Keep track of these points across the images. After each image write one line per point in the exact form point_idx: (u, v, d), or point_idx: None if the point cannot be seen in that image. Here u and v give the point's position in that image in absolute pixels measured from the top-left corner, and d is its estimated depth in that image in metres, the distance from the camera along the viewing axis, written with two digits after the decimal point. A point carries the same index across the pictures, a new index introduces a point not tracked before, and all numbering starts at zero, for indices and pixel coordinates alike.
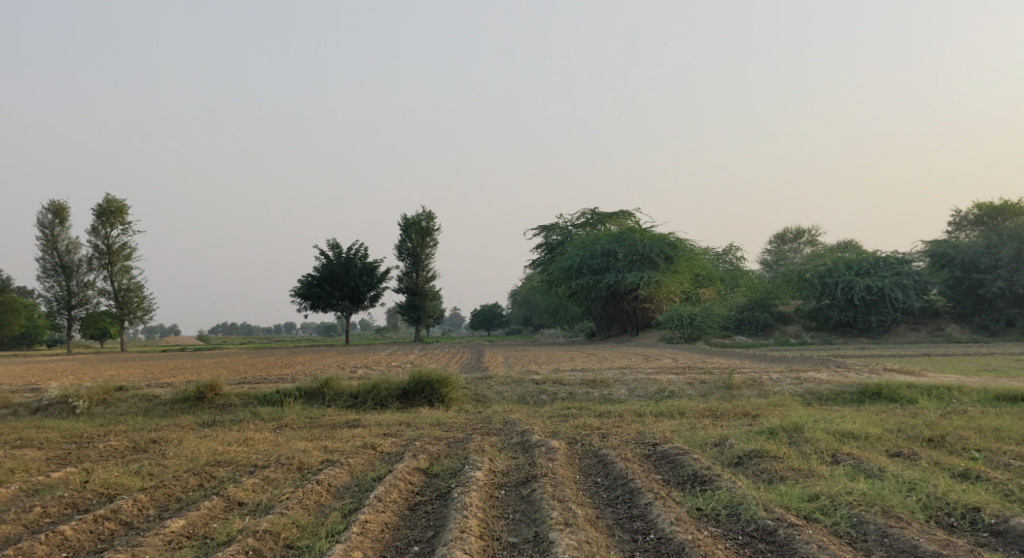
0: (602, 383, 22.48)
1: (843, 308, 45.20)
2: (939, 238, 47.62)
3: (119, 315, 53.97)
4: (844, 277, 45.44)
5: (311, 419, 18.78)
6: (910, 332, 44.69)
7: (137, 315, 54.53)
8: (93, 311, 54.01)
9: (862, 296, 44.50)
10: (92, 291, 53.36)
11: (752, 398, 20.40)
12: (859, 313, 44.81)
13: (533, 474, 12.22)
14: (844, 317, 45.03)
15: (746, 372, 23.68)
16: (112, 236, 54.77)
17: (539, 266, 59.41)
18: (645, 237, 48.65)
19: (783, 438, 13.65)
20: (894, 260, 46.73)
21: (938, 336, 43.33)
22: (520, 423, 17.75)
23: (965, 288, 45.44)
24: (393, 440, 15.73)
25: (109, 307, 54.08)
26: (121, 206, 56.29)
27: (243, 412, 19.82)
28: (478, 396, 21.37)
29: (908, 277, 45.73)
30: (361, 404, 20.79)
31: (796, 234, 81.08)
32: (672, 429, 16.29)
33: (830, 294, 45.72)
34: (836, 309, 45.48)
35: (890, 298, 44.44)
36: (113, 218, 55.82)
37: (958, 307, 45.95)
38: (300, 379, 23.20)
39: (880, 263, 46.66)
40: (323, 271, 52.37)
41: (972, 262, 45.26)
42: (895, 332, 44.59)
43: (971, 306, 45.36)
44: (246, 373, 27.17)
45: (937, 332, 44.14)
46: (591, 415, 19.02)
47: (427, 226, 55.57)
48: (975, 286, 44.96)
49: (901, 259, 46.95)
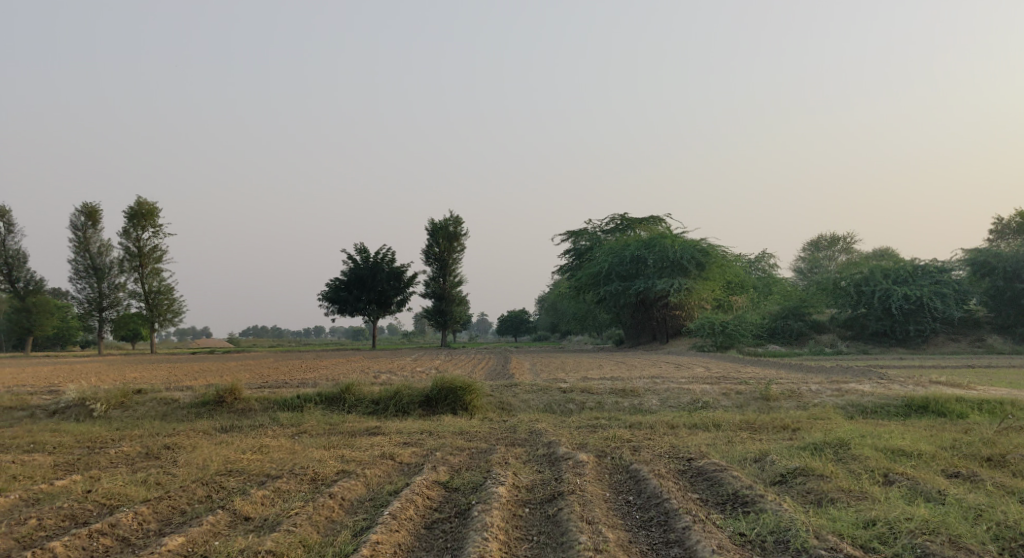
0: (632, 393, 21.67)
1: (880, 318, 44.16)
2: (981, 246, 46.23)
3: (149, 317, 53.85)
4: (881, 286, 44.39)
5: (330, 426, 18.09)
6: (949, 342, 43.10)
7: (166, 318, 54.34)
8: (123, 313, 53.89)
9: (900, 305, 43.38)
10: (123, 294, 53.23)
11: (791, 411, 19.52)
12: (897, 322, 43.68)
13: (560, 490, 11.44)
14: (880, 327, 43.89)
15: (783, 384, 22.78)
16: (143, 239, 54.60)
17: (568, 272, 58.65)
18: (676, 243, 47.75)
19: (830, 455, 12.81)
20: (933, 269, 45.49)
21: (979, 347, 42.03)
22: (546, 434, 16.97)
23: (1007, 298, 44.02)
24: (412, 449, 14.99)
25: (140, 310, 53.96)
26: (152, 209, 56.13)
27: (261, 417, 19.11)
28: (503, 405, 20.61)
29: (948, 286, 44.49)
30: (382, 411, 20.12)
31: (831, 241, 79.56)
32: (706, 443, 15.49)
33: (867, 303, 44.59)
34: (872, 318, 44.42)
35: (929, 307, 43.26)
36: (144, 220, 55.67)
37: (1000, 317, 44.45)
38: (322, 384, 22.52)
39: (918, 271, 45.46)
40: (350, 275, 51.92)
41: (1014, 271, 43.91)
42: (934, 342, 43.27)
43: (1013, 317, 43.87)
44: (268, 378, 26.52)
45: (978, 342, 42.73)
46: (621, 426, 18.22)
47: (454, 231, 54.95)
48: (1018, 296, 43.56)
49: (941, 267, 45.64)
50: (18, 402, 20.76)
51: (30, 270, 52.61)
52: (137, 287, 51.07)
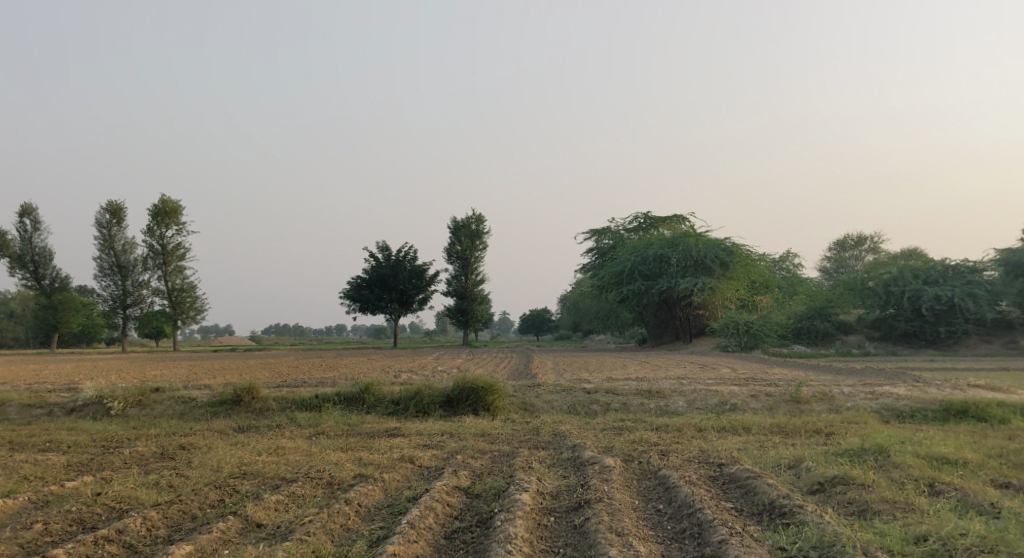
0: (658, 394, 21.13)
1: (909, 319, 43.31)
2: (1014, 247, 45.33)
3: (172, 315, 53.76)
4: (911, 286, 43.61)
5: (349, 427, 17.66)
6: (980, 345, 42.21)
7: (189, 316, 54.23)
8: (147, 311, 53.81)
9: (930, 305, 42.56)
10: (146, 291, 53.14)
11: (823, 415, 18.94)
12: (926, 323, 42.84)
13: (586, 498, 10.95)
14: (910, 327, 43.07)
15: (814, 386, 22.19)
16: (166, 236, 54.49)
17: (590, 270, 58.08)
18: (699, 242, 47.12)
19: (870, 463, 12.28)
20: (964, 269, 44.60)
21: (1012, 349, 41.13)
22: (570, 437, 16.48)
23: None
24: (433, 452, 14.52)
25: (163, 308, 53.90)
26: (176, 206, 56.03)
27: (279, 417, 18.70)
28: (526, 406, 20.14)
29: (980, 287, 43.63)
30: (402, 412, 19.70)
31: (857, 241, 78.46)
32: (737, 447, 14.95)
33: (896, 304, 43.80)
34: (901, 319, 43.56)
35: (960, 308, 42.38)
36: (168, 218, 55.59)
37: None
38: (342, 384, 22.11)
39: (949, 272, 44.58)
40: (372, 274, 51.57)
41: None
42: (965, 343, 42.37)
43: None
44: (288, 376, 26.14)
45: (1011, 344, 41.80)
46: (647, 428, 17.70)
47: (477, 230, 54.49)
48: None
49: (972, 268, 44.77)
50: (35, 399, 20.28)
51: (55, 267, 52.53)
52: (161, 285, 50.96)
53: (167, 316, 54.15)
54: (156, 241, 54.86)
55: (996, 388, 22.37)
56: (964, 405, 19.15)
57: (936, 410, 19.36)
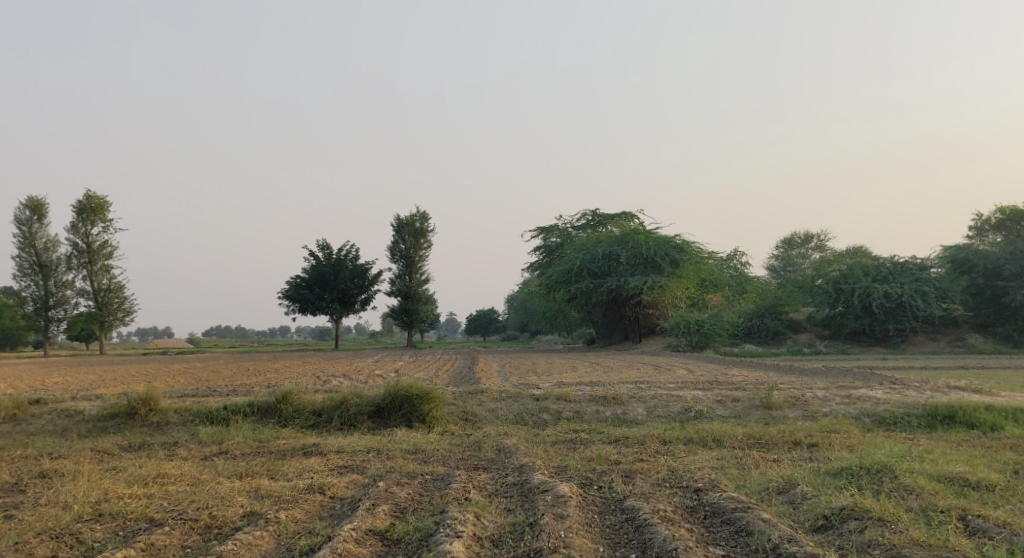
0: (615, 400, 18.89)
1: (859, 316, 41.52)
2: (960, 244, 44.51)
3: (98, 317, 50.40)
4: (861, 283, 42.05)
5: (258, 445, 15.30)
6: (928, 342, 41.14)
7: (116, 318, 51.02)
8: (72, 313, 50.29)
9: (880, 303, 40.92)
10: (71, 291, 49.66)
11: (798, 423, 16.84)
12: (876, 321, 41.16)
13: (537, 547, 8.82)
14: (860, 326, 41.34)
15: (785, 389, 20.14)
16: (92, 234, 51.12)
17: (537, 269, 55.91)
18: (649, 238, 45.11)
19: (884, 488, 10.24)
20: (912, 266, 43.10)
21: (960, 348, 39.99)
22: (516, 454, 14.23)
23: (988, 296, 42.29)
24: (350, 477, 12.14)
25: (88, 309, 50.53)
26: (102, 203, 52.69)
27: (178, 433, 16.19)
28: (467, 416, 17.81)
29: (929, 284, 42.13)
30: (325, 424, 17.25)
31: (804, 238, 77.53)
32: (715, 465, 12.80)
33: (845, 302, 42.07)
34: (850, 317, 41.74)
35: (910, 306, 40.88)
36: (93, 216, 52.20)
37: (979, 316, 42.72)
38: (258, 392, 19.58)
39: (897, 268, 43.09)
40: (311, 273, 48.71)
41: (997, 267, 42.14)
42: (914, 341, 41.02)
43: (994, 315, 42.10)
44: (200, 385, 23.46)
45: (959, 342, 40.78)
46: (604, 441, 15.48)
47: (421, 227, 52.11)
48: (999, 294, 41.80)
49: (920, 265, 43.21)
50: None
51: None
52: (86, 285, 47.64)
53: (93, 319, 50.82)
54: (81, 239, 51.41)
55: (978, 390, 20.54)
56: (951, 409, 17.21)
57: (920, 417, 17.38)
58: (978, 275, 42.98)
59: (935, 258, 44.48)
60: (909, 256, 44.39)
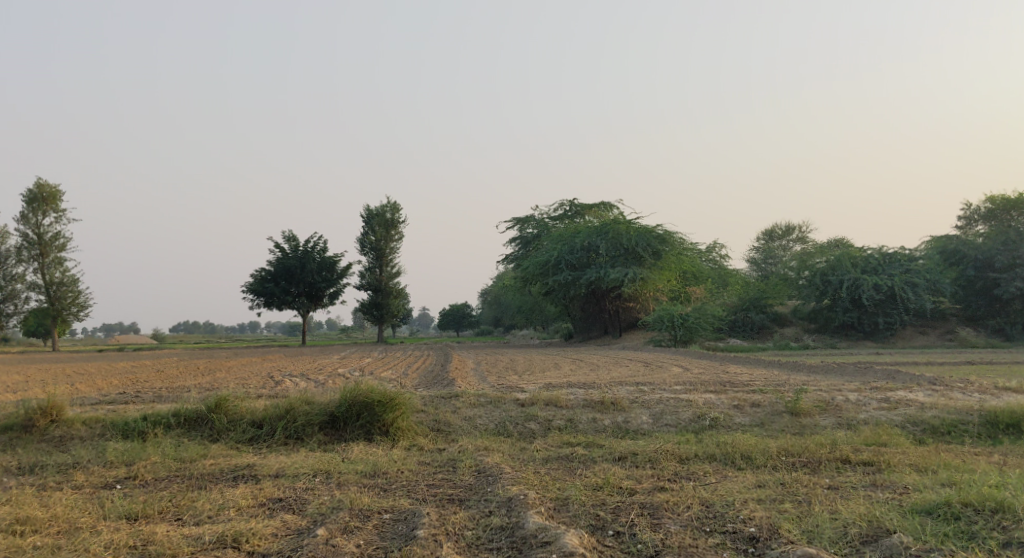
0: (614, 406, 15.94)
1: (847, 309, 38.89)
2: (947, 235, 42.37)
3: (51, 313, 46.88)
4: (850, 275, 39.24)
5: (178, 466, 12.63)
6: (918, 336, 38.65)
7: (70, 313, 47.19)
8: (22, 309, 46.63)
9: (870, 295, 38.25)
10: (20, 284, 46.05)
11: (837, 434, 13.94)
12: (865, 314, 38.57)
13: None
14: (847, 319, 38.75)
15: (810, 392, 17.13)
16: (44, 226, 47.50)
17: (512, 261, 52.96)
18: (630, 228, 42.21)
19: None
20: (902, 256, 40.35)
21: (950, 342, 37.41)
22: (498, 476, 11.40)
23: (978, 288, 39.91)
24: (283, 516, 9.41)
25: (40, 304, 46.96)
26: (55, 192, 49.07)
27: (82, 451, 13.35)
28: (438, 427, 14.83)
29: (920, 275, 39.45)
30: (267, 438, 14.27)
31: (785, 230, 75.28)
32: (772, 498, 9.95)
33: (833, 294, 39.41)
34: (838, 310, 39.16)
35: (901, 298, 38.23)
36: (45, 205, 48.53)
37: (968, 309, 40.29)
38: (191, 398, 16.58)
39: (886, 258, 40.37)
40: (277, 266, 45.45)
41: (987, 259, 39.77)
42: (903, 336, 38.47)
43: (984, 308, 39.79)
44: (132, 388, 20.44)
45: (950, 335, 38.34)
46: (607, 460, 12.61)
47: (392, 218, 49.04)
48: (990, 286, 39.45)
49: (909, 255, 40.51)
50: None
51: None
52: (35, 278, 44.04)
53: (46, 314, 46.99)
54: (31, 231, 47.71)
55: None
56: (1014, 416, 14.16)
57: (976, 422, 14.37)
58: (967, 266, 40.45)
59: (922, 249, 42.12)
60: (898, 246, 41.68)
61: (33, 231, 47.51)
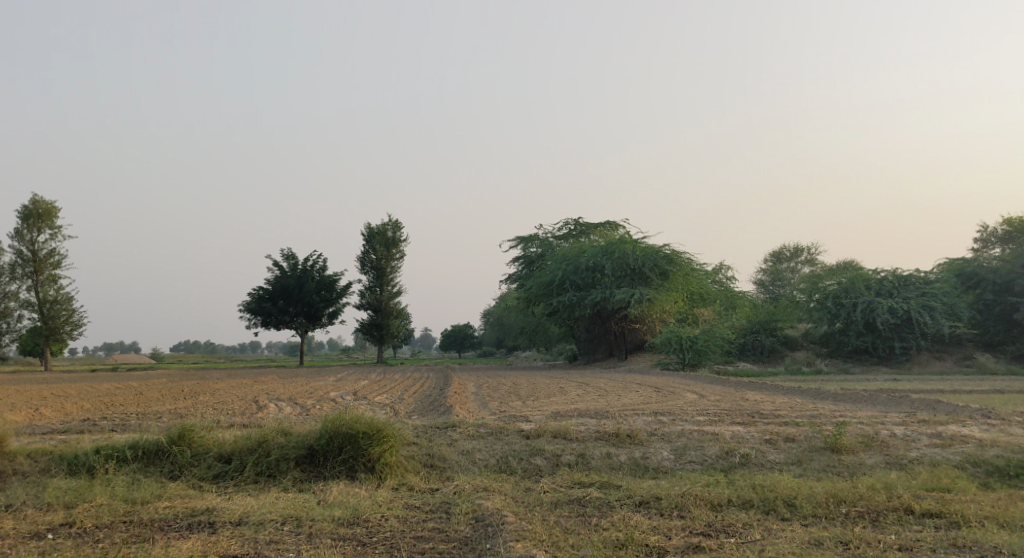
0: (630, 439, 14.12)
1: (861, 334, 37.03)
2: (963, 258, 40.56)
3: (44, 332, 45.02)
4: (864, 298, 37.46)
5: (127, 509, 10.83)
6: (933, 362, 36.39)
7: (64, 332, 45.29)
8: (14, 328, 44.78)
9: (885, 319, 36.34)
10: (11, 303, 44.22)
11: (889, 476, 12.11)
12: (880, 338, 36.66)
13: None
14: (861, 344, 36.86)
15: (851, 425, 15.25)
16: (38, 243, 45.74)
17: (515, 281, 51.19)
18: (637, 248, 40.43)
19: None
20: (917, 279, 38.58)
21: (969, 368, 35.37)
22: (499, 527, 9.59)
23: (996, 313, 37.94)
24: None
25: (32, 323, 45.10)
26: (50, 207, 47.34)
27: (19, 489, 11.56)
28: (431, 463, 13.01)
29: (937, 298, 37.53)
30: (235, 475, 12.47)
31: (794, 252, 73.15)
32: None
33: (846, 317, 37.55)
34: (851, 334, 37.29)
35: (917, 322, 36.31)
36: (39, 221, 46.79)
37: (986, 334, 38.13)
38: (156, 427, 14.79)
39: (901, 282, 38.56)
40: (275, 285, 43.73)
41: (1006, 282, 37.97)
42: (920, 362, 36.39)
43: (1003, 334, 37.61)
44: (103, 414, 18.68)
45: (967, 361, 36.17)
46: (627, 506, 10.80)
47: (393, 237, 47.33)
48: (1009, 311, 37.48)
49: (925, 279, 38.74)
50: None
51: None
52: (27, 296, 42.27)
53: (38, 334, 45.08)
54: (25, 247, 45.94)
55: None
56: None
57: None
58: (986, 290, 38.65)
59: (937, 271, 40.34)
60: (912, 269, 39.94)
61: (28, 248, 45.74)
